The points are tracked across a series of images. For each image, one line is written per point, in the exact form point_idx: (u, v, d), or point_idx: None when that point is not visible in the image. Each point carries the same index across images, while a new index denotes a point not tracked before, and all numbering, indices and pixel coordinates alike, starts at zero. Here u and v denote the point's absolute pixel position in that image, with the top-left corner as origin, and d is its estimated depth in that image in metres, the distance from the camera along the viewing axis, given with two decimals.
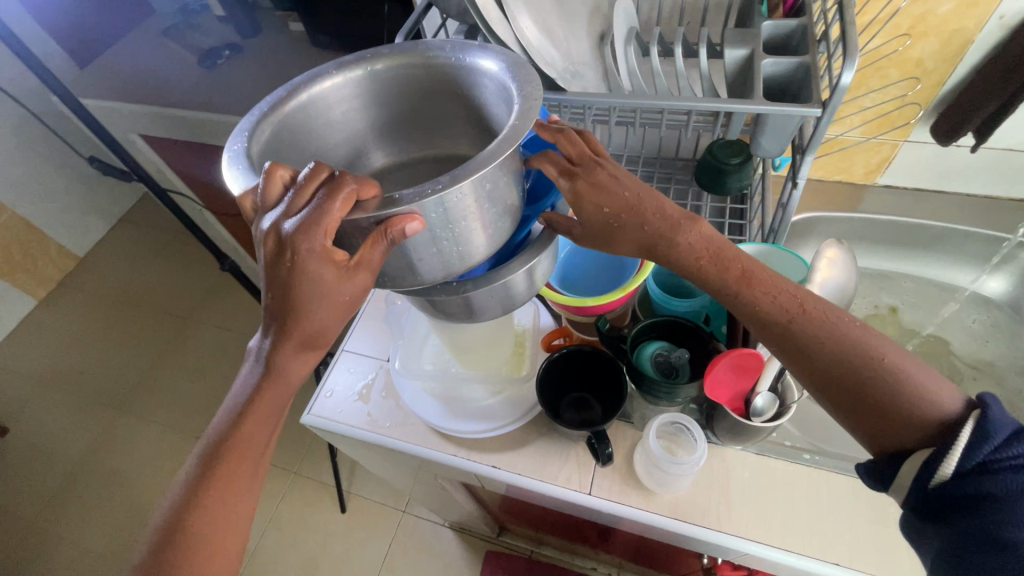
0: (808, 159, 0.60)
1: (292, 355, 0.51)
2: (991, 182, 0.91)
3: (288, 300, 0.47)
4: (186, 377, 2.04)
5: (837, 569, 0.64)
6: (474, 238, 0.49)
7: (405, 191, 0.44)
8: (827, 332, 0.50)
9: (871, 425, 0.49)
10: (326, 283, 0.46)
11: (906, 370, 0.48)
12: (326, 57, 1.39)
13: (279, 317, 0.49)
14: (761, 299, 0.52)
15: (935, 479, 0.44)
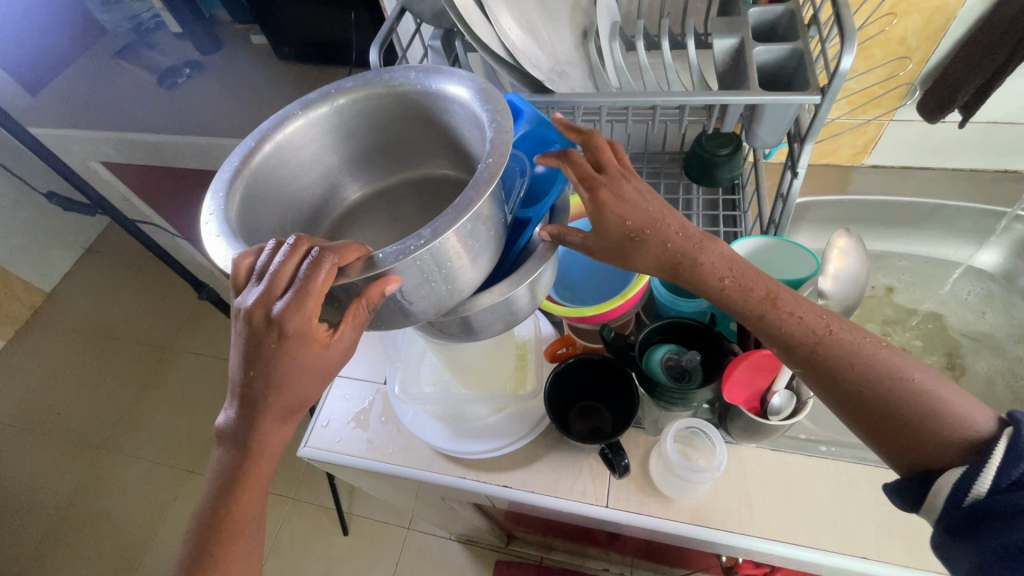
0: (808, 147, 0.59)
1: (272, 426, 0.46)
2: (977, 155, 0.91)
3: (271, 376, 0.44)
4: (170, 409, 1.96)
5: (865, 563, 0.62)
6: (465, 275, 0.47)
7: (387, 249, 0.42)
8: (853, 352, 0.48)
9: (900, 447, 0.47)
10: (307, 355, 0.44)
11: (935, 389, 0.47)
12: (293, 70, 1.34)
13: (255, 394, 0.45)
14: (787, 320, 0.49)
15: (969, 495, 0.43)
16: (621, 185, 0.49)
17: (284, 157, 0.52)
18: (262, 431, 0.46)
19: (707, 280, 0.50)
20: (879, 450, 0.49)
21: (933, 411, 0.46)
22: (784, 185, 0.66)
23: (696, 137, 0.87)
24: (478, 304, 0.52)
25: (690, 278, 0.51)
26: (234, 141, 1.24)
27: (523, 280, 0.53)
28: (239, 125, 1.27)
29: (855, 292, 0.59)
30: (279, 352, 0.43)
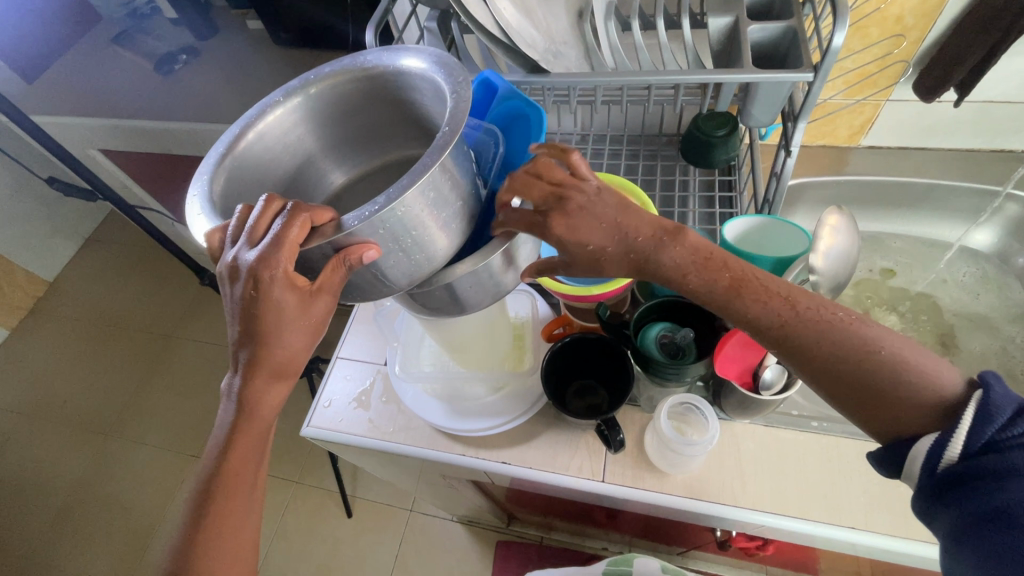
0: (801, 125, 0.59)
1: (263, 385, 0.49)
2: (973, 135, 0.91)
3: (257, 328, 0.46)
4: (174, 396, 1.98)
5: (854, 533, 0.64)
6: (436, 240, 0.48)
7: (350, 216, 0.42)
8: (818, 326, 0.49)
9: (876, 415, 0.48)
10: (288, 311, 0.45)
11: (905, 352, 0.47)
12: (290, 55, 1.34)
13: (248, 345, 0.48)
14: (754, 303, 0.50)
15: (943, 460, 0.43)
16: (570, 201, 0.50)
17: (267, 146, 0.52)
18: (260, 389, 0.50)
19: (671, 272, 0.51)
20: (857, 419, 0.50)
21: (905, 375, 0.46)
22: (779, 163, 0.66)
23: (693, 118, 0.87)
24: (456, 274, 0.52)
25: (657, 274, 0.51)
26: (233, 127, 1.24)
27: (499, 248, 0.52)
28: (237, 111, 1.27)
29: (845, 270, 0.60)
30: (263, 307, 0.45)
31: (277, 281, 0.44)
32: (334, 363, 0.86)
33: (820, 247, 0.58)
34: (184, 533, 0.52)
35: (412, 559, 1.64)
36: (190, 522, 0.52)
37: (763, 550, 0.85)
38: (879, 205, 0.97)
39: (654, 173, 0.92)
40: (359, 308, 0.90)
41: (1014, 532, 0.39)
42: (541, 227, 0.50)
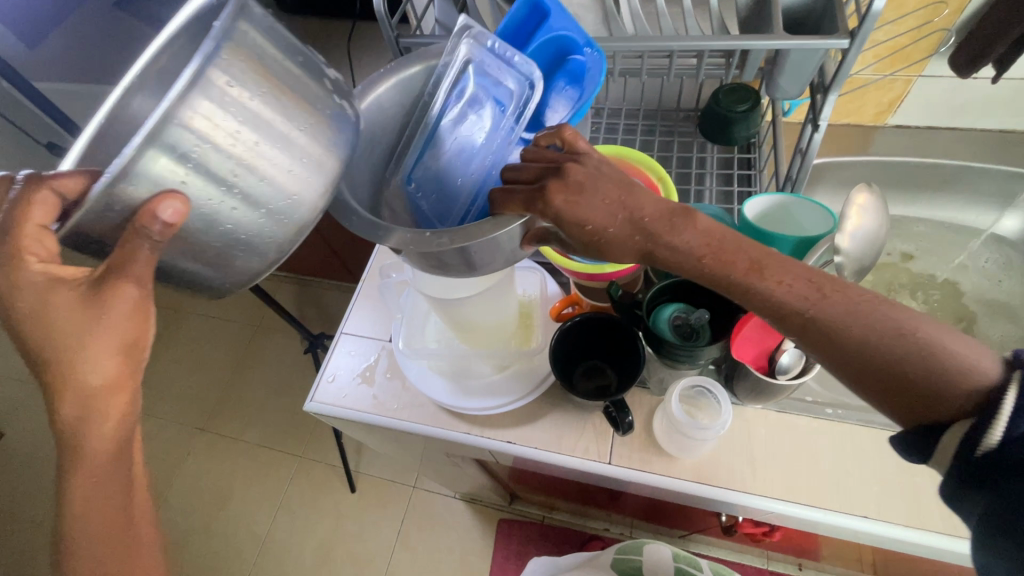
0: (831, 98, 0.56)
1: (77, 411, 0.46)
2: (1008, 115, 0.87)
3: (52, 340, 0.43)
4: (180, 369, 1.99)
5: (866, 522, 0.62)
6: (269, 189, 0.39)
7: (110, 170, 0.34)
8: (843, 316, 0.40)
9: (908, 408, 0.40)
10: (71, 318, 0.42)
11: (951, 347, 0.39)
12: (296, 23, 1.30)
13: (43, 369, 0.45)
14: (773, 290, 0.42)
15: (980, 446, 0.36)
16: (568, 174, 0.46)
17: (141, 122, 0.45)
18: (75, 416, 0.46)
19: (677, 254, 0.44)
20: (891, 414, 0.41)
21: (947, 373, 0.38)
22: (805, 139, 0.63)
23: (713, 92, 0.83)
24: (477, 233, 0.47)
25: (668, 260, 0.44)
26: None
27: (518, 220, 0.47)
28: None
29: (872, 252, 0.57)
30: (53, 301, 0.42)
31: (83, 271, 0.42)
32: (338, 338, 0.85)
33: (846, 227, 0.55)
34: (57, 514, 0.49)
35: (414, 535, 1.66)
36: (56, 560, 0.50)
37: (769, 536, 0.84)
38: (904, 188, 0.93)
39: (670, 149, 0.89)
40: (364, 283, 0.88)
41: None
42: (535, 208, 0.45)
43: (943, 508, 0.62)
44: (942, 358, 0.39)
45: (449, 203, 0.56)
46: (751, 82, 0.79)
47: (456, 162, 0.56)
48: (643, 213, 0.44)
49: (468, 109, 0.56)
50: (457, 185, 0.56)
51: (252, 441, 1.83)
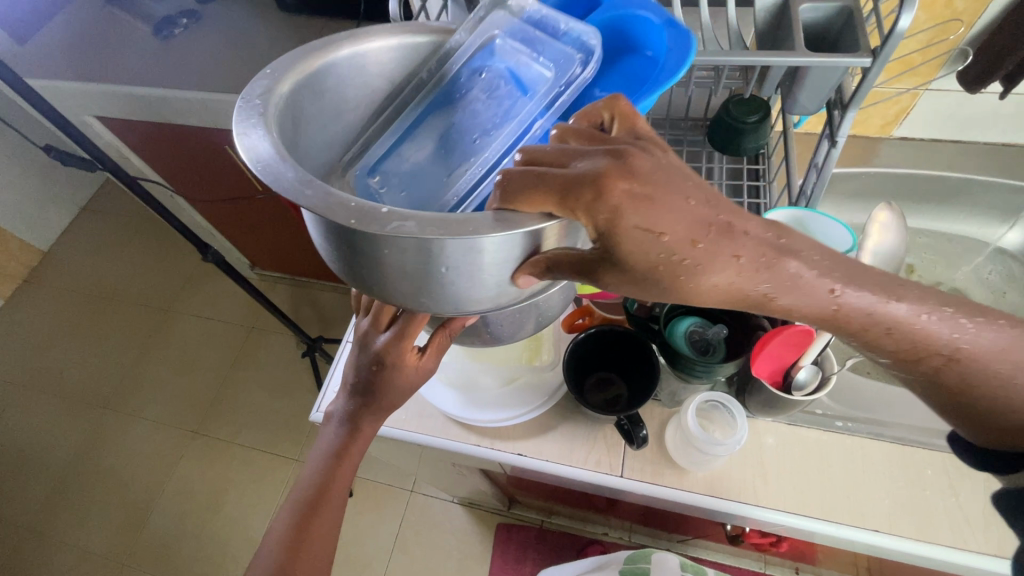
0: (850, 115, 0.56)
1: (372, 417, 0.58)
2: (1012, 129, 0.88)
3: (379, 385, 0.57)
4: (173, 371, 1.96)
5: (878, 536, 0.63)
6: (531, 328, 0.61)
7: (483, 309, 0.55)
8: (993, 353, 0.42)
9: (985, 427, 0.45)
10: (402, 371, 0.57)
11: None
12: (296, 23, 1.29)
13: (369, 394, 0.58)
14: (913, 324, 0.41)
15: None
16: (634, 162, 0.37)
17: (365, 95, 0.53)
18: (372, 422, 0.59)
19: (725, 269, 0.38)
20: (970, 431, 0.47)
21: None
22: (822, 153, 0.63)
23: (723, 103, 0.84)
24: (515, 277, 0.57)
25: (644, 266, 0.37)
26: (237, 98, 1.19)
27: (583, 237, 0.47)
28: (240, 79, 1.22)
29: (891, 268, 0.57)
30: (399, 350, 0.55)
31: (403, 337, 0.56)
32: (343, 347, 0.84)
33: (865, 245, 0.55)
34: (276, 528, 0.58)
35: (412, 539, 1.65)
36: (291, 539, 0.57)
37: (777, 546, 0.85)
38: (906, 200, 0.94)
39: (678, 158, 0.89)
40: None
41: None
42: (575, 192, 0.36)
43: (954, 523, 0.62)
44: None
45: (424, 190, 0.51)
46: (764, 95, 0.79)
47: (451, 140, 0.52)
48: (717, 216, 0.38)
49: (501, 81, 0.52)
50: (442, 165, 0.52)
51: (247, 445, 1.80)
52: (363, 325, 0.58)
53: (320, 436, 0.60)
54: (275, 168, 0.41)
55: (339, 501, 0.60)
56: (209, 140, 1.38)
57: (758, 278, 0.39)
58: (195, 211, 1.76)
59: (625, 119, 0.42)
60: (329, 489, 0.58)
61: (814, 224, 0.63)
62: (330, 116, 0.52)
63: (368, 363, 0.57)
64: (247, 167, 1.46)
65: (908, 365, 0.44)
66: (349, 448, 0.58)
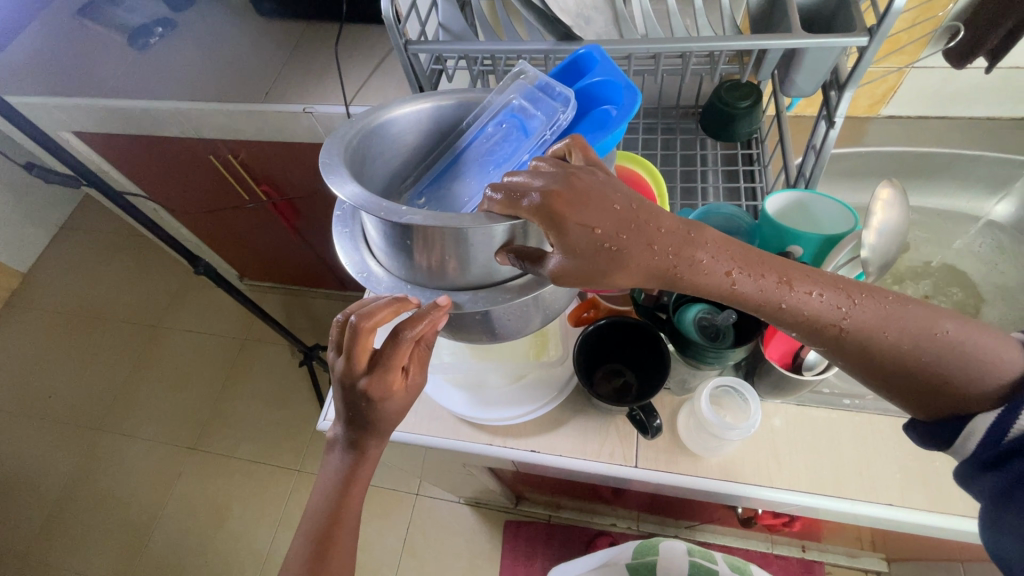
0: (847, 95, 0.56)
1: (374, 446, 0.55)
2: (996, 103, 0.89)
3: (371, 420, 0.52)
4: (166, 388, 1.93)
5: (892, 510, 0.63)
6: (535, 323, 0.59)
7: (468, 302, 0.52)
8: (870, 323, 0.46)
9: (929, 402, 0.47)
10: (395, 402, 0.52)
11: (980, 343, 0.45)
12: (275, 27, 1.27)
13: (362, 430, 0.53)
14: (805, 301, 0.46)
15: (1011, 432, 0.43)
16: (577, 184, 0.43)
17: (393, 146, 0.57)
18: (375, 449, 0.55)
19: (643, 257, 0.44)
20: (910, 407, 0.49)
21: (969, 375, 0.45)
22: (819, 134, 0.63)
23: (714, 89, 0.84)
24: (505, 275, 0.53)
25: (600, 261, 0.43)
26: (219, 106, 1.17)
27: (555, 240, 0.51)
28: (222, 87, 1.20)
29: (892, 249, 0.57)
30: (390, 380, 0.50)
31: (389, 366, 0.50)
32: None
33: (871, 223, 0.55)
34: (293, 552, 0.57)
35: (420, 542, 1.64)
36: (309, 565, 0.55)
37: (788, 526, 0.86)
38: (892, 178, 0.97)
39: (672, 147, 0.90)
40: None
41: None
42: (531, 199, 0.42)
43: (965, 493, 0.63)
44: (969, 353, 0.45)
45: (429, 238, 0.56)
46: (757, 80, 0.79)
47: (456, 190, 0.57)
48: (640, 217, 0.45)
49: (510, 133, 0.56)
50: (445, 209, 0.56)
51: (247, 458, 1.78)
52: (340, 362, 0.50)
53: (323, 465, 0.57)
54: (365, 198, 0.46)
55: (352, 528, 0.58)
56: (192, 150, 1.35)
57: (669, 261, 0.45)
58: (181, 224, 1.73)
59: (583, 151, 0.48)
60: (342, 514, 0.56)
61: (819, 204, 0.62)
62: (388, 157, 0.58)
63: (354, 400, 0.51)
64: (232, 177, 1.43)
65: (814, 341, 0.48)
66: (355, 479, 0.56)
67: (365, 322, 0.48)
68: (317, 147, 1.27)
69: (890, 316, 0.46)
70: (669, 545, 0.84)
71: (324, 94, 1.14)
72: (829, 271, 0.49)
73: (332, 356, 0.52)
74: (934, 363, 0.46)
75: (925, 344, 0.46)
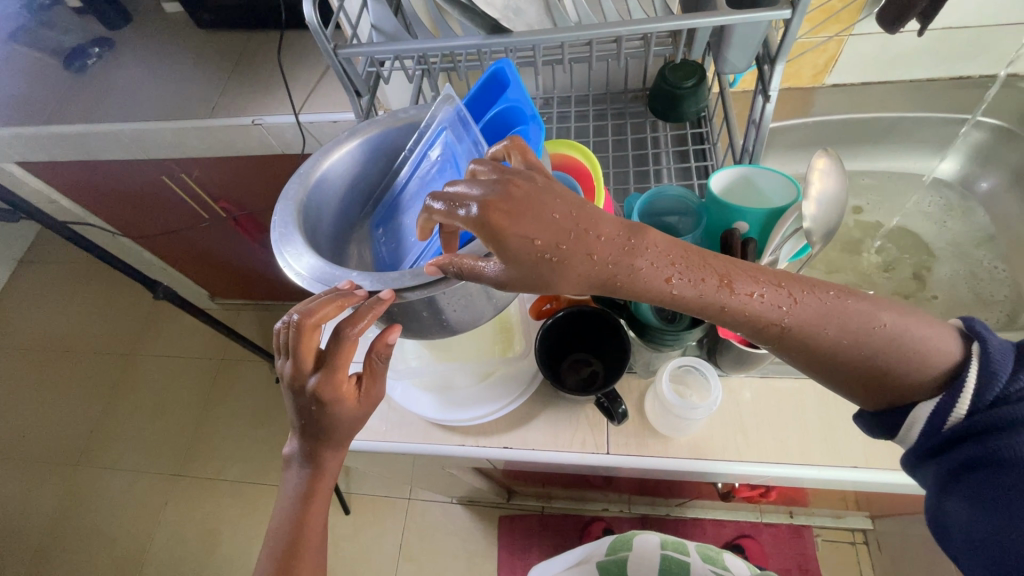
0: (778, 68, 0.56)
1: (331, 453, 0.54)
2: (934, 65, 0.91)
3: (324, 425, 0.51)
4: (144, 417, 1.88)
5: (857, 472, 0.65)
6: (491, 309, 0.58)
7: (412, 292, 0.49)
8: (812, 320, 0.45)
9: (876, 395, 0.47)
10: (347, 403, 0.51)
11: (919, 335, 0.45)
12: (216, 39, 1.24)
13: (317, 436, 0.52)
14: (746, 302, 0.44)
15: (949, 419, 0.44)
16: (514, 190, 0.42)
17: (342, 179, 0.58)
18: (333, 456, 0.55)
19: (584, 266, 0.43)
20: (856, 398, 0.49)
21: (912, 367, 0.45)
22: (758, 109, 0.64)
23: (659, 71, 0.84)
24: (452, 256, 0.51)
25: (536, 274, 0.43)
26: (165, 124, 1.13)
27: None
28: (165, 105, 1.16)
29: (835, 217, 0.58)
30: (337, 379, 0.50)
31: (336, 364, 0.49)
32: None
33: (812, 193, 0.56)
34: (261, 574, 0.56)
35: (416, 546, 1.64)
36: None
37: (765, 496, 0.87)
38: (841, 145, 0.98)
39: (623, 132, 0.90)
40: None
41: (1011, 472, 0.42)
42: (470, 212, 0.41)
43: None
44: (909, 343, 0.45)
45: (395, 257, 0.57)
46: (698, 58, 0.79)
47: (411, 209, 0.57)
48: (577, 223, 0.43)
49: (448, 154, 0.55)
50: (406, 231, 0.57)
51: (233, 479, 1.75)
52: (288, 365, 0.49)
53: (283, 480, 0.56)
54: (317, 271, 0.48)
55: (319, 539, 0.57)
56: (143, 172, 1.31)
57: (608, 269, 0.43)
58: (142, 248, 1.69)
59: (521, 153, 0.47)
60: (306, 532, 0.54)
61: (765, 177, 0.63)
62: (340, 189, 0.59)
63: (305, 404, 0.50)
64: (188, 195, 1.40)
65: (759, 339, 0.47)
66: (317, 487, 0.55)
67: (305, 320, 0.46)
68: (272, 159, 1.25)
69: (831, 311, 0.45)
70: (641, 539, 0.85)
71: (273, 104, 1.12)
72: (769, 266, 0.47)
73: (278, 360, 0.50)
74: (876, 355, 0.45)
75: (869, 338, 0.45)
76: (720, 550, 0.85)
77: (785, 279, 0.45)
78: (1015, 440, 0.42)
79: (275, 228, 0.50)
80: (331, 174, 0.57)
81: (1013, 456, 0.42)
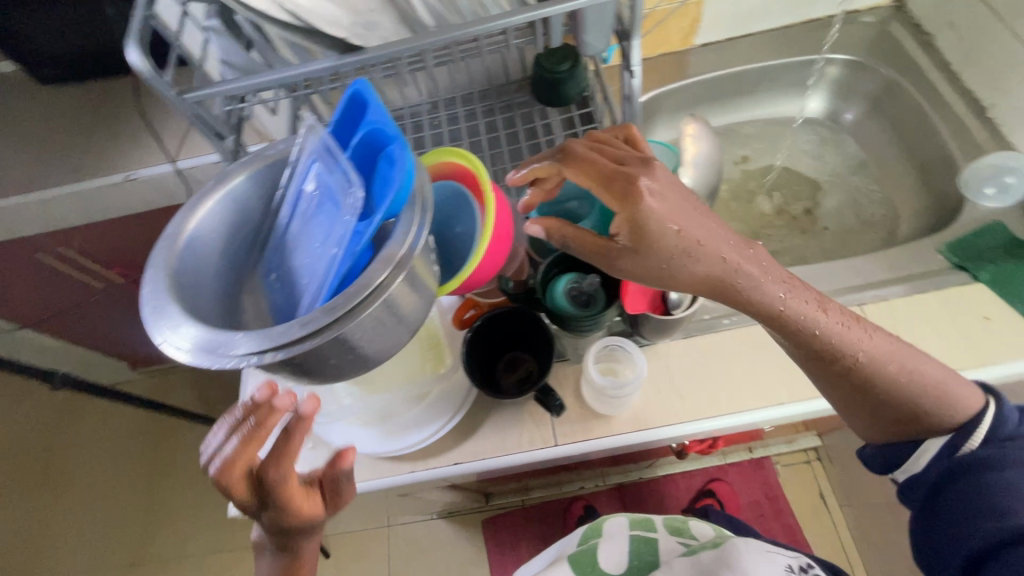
0: (635, 43, 0.58)
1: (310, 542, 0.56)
2: (787, 12, 0.95)
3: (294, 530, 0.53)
4: (81, 512, 1.72)
5: (784, 409, 0.69)
6: (404, 331, 0.54)
7: (313, 340, 0.44)
8: (805, 321, 0.51)
9: (885, 425, 0.55)
10: (312, 509, 0.53)
11: (955, 392, 0.52)
12: (63, 94, 1.12)
13: (291, 541, 0.55)
14: (777, 300, 0.50)
15: (958, 451, 0.52)
16: (657, 171, 0.51)
17: (219, 237, 0.54)
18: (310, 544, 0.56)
19: (633, 261, 0.49)
20: (871, 426, 0.56)
21: (940, 414, 0.52)
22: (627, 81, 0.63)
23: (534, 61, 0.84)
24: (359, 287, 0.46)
25: (616, 262, 0.50)
26: (23, 199, 1.01)
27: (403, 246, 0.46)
28: (17, 177, 1.04)
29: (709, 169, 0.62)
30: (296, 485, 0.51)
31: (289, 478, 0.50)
32: None
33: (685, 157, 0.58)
34: None
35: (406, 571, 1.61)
36: None
37: (715, 446, 0.91)
38: (721, 100, 1.03)
39: (514, 123, 0.90)
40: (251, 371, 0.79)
41: (993, 475, 0.50)
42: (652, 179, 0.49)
43: None
44: (919, 376, 0.52)
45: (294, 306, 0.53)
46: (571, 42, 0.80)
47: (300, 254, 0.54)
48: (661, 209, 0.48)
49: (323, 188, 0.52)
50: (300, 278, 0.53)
51: (197, 554, 1.64)
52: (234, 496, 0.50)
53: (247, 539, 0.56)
54: (201, 341, 0.43)
55: None
56: (12, 254, 1.18)
57: (659, 267, 0.49)
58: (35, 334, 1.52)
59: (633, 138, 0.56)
60: None
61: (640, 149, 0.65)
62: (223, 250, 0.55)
63: (265, 520, 0.52)
64: (74, 268, 1.27)
65: (768, 327, 0.52)
66: None
67: (247, 443, 0.46)
68: (158, 213, 1.15)
69: (863, 340, 0.51)
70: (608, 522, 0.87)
71: (143, 155, 1.03)
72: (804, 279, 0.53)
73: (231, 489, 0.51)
74: (904, 398, 0.52)
75: (884, 361, 0.51)
76: (686, 519, 0.89)
77: (828, 299, 0.52)
78: (1001, 463, 0.50)
79: (145, 300, 0.46)
80: (204, 236, 0.52)
81: (998, 468, 0.50)
